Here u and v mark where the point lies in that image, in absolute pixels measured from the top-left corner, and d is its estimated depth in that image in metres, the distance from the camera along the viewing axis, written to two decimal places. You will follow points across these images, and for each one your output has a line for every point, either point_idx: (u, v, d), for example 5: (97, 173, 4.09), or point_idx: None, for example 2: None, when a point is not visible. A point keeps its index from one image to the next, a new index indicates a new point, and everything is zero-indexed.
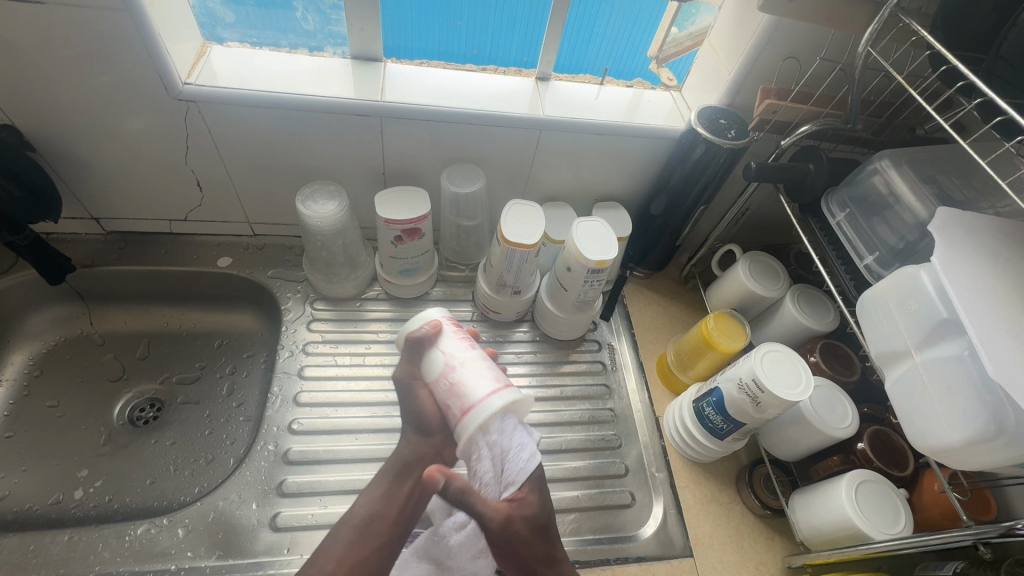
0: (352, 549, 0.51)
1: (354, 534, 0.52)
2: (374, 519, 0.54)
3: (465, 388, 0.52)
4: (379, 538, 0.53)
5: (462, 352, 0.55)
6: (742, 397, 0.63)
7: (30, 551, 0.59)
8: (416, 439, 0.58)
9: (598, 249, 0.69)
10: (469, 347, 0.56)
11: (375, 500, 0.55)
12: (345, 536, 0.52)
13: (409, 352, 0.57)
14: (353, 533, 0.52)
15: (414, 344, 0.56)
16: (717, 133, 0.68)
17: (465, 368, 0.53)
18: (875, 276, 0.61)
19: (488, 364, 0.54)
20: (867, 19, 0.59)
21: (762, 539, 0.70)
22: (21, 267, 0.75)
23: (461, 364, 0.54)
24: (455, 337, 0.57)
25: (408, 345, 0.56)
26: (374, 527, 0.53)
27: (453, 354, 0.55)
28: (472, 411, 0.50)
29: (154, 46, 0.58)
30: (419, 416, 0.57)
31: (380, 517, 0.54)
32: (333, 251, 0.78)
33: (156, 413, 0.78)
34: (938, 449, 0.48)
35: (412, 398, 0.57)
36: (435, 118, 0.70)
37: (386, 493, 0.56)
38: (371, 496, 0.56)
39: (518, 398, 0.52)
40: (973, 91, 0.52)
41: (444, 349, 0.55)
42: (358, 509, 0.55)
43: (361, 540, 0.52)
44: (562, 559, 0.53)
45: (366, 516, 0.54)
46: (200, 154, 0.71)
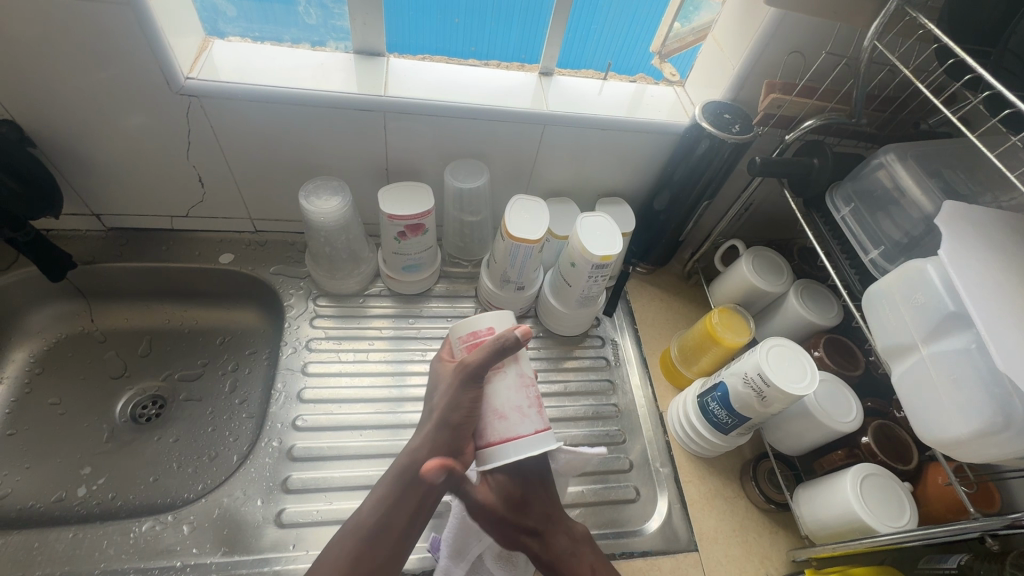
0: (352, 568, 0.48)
1: (357, 549, 0.49)
2: (378, 533, 0.50)
3: (523, 419, 0.54)
4: (386, 551, 0.50)
5: (533, 382, 0.57)
6: (747, 391, 0.63)
7: (35, 548, 0.58)
8: (440, 440, 0.53)
9: (602, 244, 0.69)
10: (531, 372, 0.58)
11: (382, 510, 0.51)
12: (346, 550, 0.49)
13: (496, 349, 0.54)
14: (354, 548, 0.49)
15: (506, 347, 0.54)
16: (722, 128, 0.68)
17: (532, 400, 0.56)
18: (880, 270, 0.61)
19: (540, 402, 0.56)
20: (873, 13, 0.58)
21: (766, 533, 0.70)
22: (21, 264, 0.75)
23: (527, 393, 0.56)
24: (525, 356, 0.58)
25: (501, 346, 0.54)
26: (377, 541, 0.50)
27: (525, 379, 0.57)
28: (519, 442, 0.53)
29: (157, 39, 0.58)
30: (453, 417, 0.54)
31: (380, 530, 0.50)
32: (336, 247, 0.78)
33: (158, 410, 0.78)
34: (945, 442, 0.48)
35: (461, 391, 0.54)
36: (439, 113, 0.69)
37: (395, 501, 0.51)
38: (380, 503, 0.51)
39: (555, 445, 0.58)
40: (980, 85, 0.52)
41: (521, 369, 0.57)
42: (362, 519, 0.51)
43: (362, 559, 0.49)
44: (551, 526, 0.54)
45: (373, 527, 0.50)
46: (202, 150, 0.71)
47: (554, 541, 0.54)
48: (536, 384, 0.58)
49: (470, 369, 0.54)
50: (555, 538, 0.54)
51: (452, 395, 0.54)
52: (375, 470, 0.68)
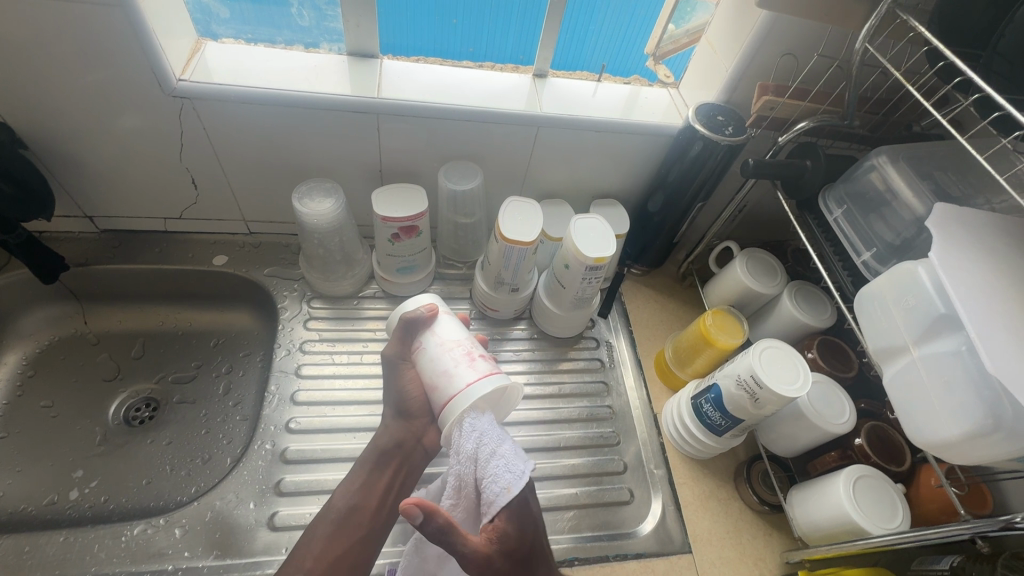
0: (331, 543, 0.53)
1: (331, 529, 0.54)
2: (353, 511, 0.55)
3: (452, 375, 0.55)
4: (361, 529, 0.55)
5: (455, 340, 0.59)
6: (740, 393, 0.63)
7: (26, 552, 0.58)
8: (397, 424, 0.60)
9: (596, 246, 0.69)
10: (460, 333, 0.60)
11: (353, 493, 0.56)
12: (323, 530, 0.54)
13: (402, 330, 0.60)
14: (332, 527, 0.54)
15: (410, 323, 0.60)
16: (715, 130, 0.68)
17: (457, 355, 0.57)
18: (872, 272, 0.61)
19: (477, 354, 0.58)
20: (865, 15, 0.59)
21: (761, 534, 0.70)
22: (14, 266, 0.74)
23: (451, 352, 0.57)
24: (450, 322, 0.61)
25: (404, 324, 0.60)
26: (353, 518, 0.55)
27: (447, 341, 0.59)
28: (460, 396, 0.54)
29: (148, 41, 0.57)
30: (402, 397, 0.60)
31: (360, 508, 0.55)
32: (330, 249, 0.78)
33: (152, 412, 0.78)
34: (937, 444, 0.48)
35: (398, 376, 0.61)
36: (433, 115, 0.69)
37: (365, 483, 0.57)
38: (350, 487, 0.57)
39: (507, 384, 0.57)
40: (971, 87, 0.53)
41: (438, 334, 0.59)
42: (335, 502, 0.56)
43: (340, 534, 0.54)
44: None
45: (343, 508, 0.55)
46: (195, 152, 0.71)
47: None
48: (462, 341, 0.59)
49: (392, 358, 0.61)
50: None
51: (391, 383, 0.61)
52: None
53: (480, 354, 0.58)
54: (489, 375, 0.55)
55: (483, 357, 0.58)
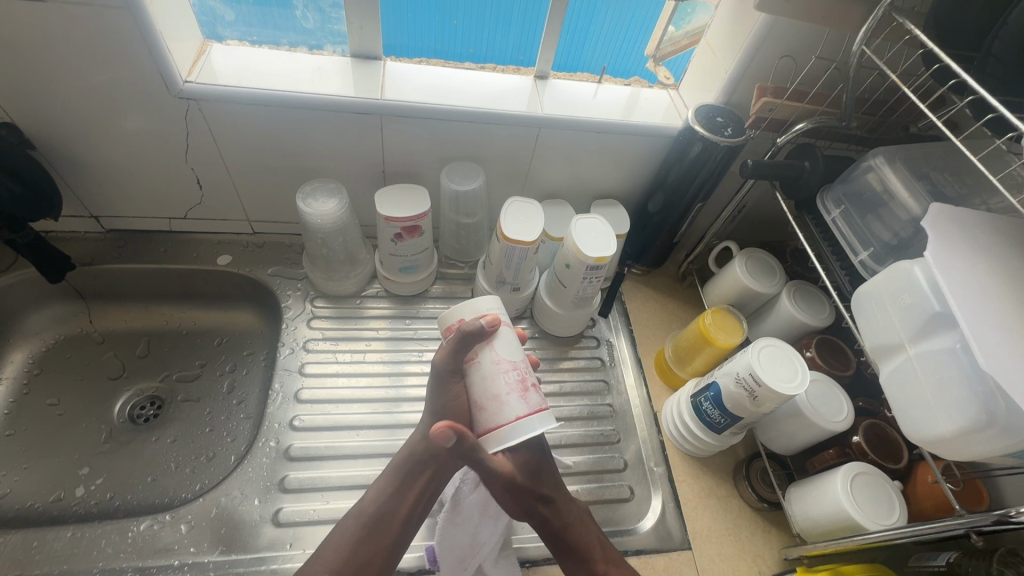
0: (358, 548, 0.54)
1: (361, 534, 0.54)
2: (383, 518, 0.56)
3: (501, 404, 0.54)
4: (389, 536, 0.55)
5: (510, 363, 0.56)
6: (739, 391, 0.64)
7: (34, 548, 0.59)
8: (435, 437, 0.59)
9: (597, 246, 0.70)
10: (516, 355, 0.57)
11: (386, 498, 0.57)
12: (352, 534, 0.54)
13: (458, 343, 0.55)
14: (360, 533, 0.55)
15: (467, 337, 0.55)
16: (714, 131, 0.69)
17: (512, 384, 0.55)
18: (869, 271, 0.62)
19: (528, 384, 0.56)
20: (862, 18, 0.59)
21: (759, 531, 0.71)
22: (21, 265, 0.75)
23: (504, 377, 0.55)
24: (508, 339, 0.57)
25: (461, 337, 0.55)
26: (382, 525, 0.55)
27: (504, 364, 0.56)
28: (506, 431, 0.53)
29: (155, 43, 0.58)
30: (444, 413, 0.58)
31: (389, 515, 0.56)
32: (334, 249, 0.79)
33: (156, 410, 0.79)
34: (932, 440, 0.49)
35: (445, 389, 0.58)
36: (435, 116, 0.70)
37: (397, 490, 0.57)
38: (383, 492, 0.57)
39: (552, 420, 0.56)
40: (966, 89, 0.53)
41: (495, 352, 0.56)
42: (367, 505, 0.56)
43: (369, 542, 0.54)
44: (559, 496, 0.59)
45: (375, 513, 0.56)
46: (200, 152, 0.72)
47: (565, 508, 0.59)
48: (518, 365, 0.56)
49: (442, 369, 0.57)
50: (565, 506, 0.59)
51: (435, 394, 0.58)
52: (371, 470, 0.69)
53: (533, 385, 0.56)
54: (540, 412, 0.55)
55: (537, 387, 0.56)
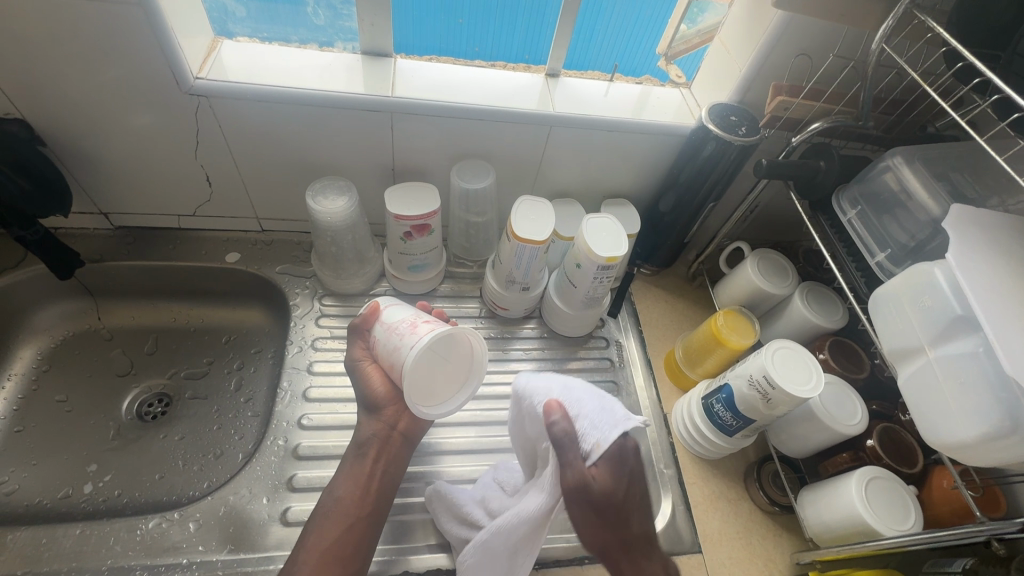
0: (323, 534, 0.56)
1: (323, 521, 0.57)
2: (340, 502, 0.58)
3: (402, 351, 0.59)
4: (349, 516, 0.58)
5: (397, 319, 0.62)
6: (753, 393, 0.63)
7: (43, 545, 0.59)
8: (369, 419, 0.64)
9: (608, 245, 0.69)
10: (403, 310, 0.62)
11: (337, 485, 0.60)
12: (316, 523, 0.57)
13: (355, 332, 0.65)
14: (325, 518, 0.57)
15: (356, 326, 0.64)
16: (728, 130, 0.68)
17: (403, 332, 0.60)
18: (886, 273, 0.61)
19: (421, 322, 0.60)
20: (881, 16, 0.59)
21: (770, 535, 0.70)
22: (30, 262, 0.75)
23: (397, 331, 0.60)
24: (392, 305, 0.63)
25: (352, 330, 0.64)
26: (341, 509, 0.58)
27: (394, 321, 0.61)
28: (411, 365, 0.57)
29: (167, 40, 0.58)
30: (368, 394, 0.64)
31: (346, 499, 0.59)
32: (342, 247, 0.78)
33: (164, 408, 0.79)
34: (953, 445, 0.48)
35: (362, 378, 0.65)
36: (446, 114, 0.70)
37: (347, 474, 0.61)
38: (336, 481, 0.60)
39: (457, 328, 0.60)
40: (989, 89, 0.52)
41: (383, 321, 0.62)
42: (324, 497, 0.59)
43: (331, 522, 0.57)
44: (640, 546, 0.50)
45: (330, 501, 0.59)
46: (210, 149, 0.71)
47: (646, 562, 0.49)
48: (405, 317, 0.62)
49: (353, 364, 0.65)
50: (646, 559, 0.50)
51: (358, 386, 0.65)
52: None
53: (424, 320, 0.60)
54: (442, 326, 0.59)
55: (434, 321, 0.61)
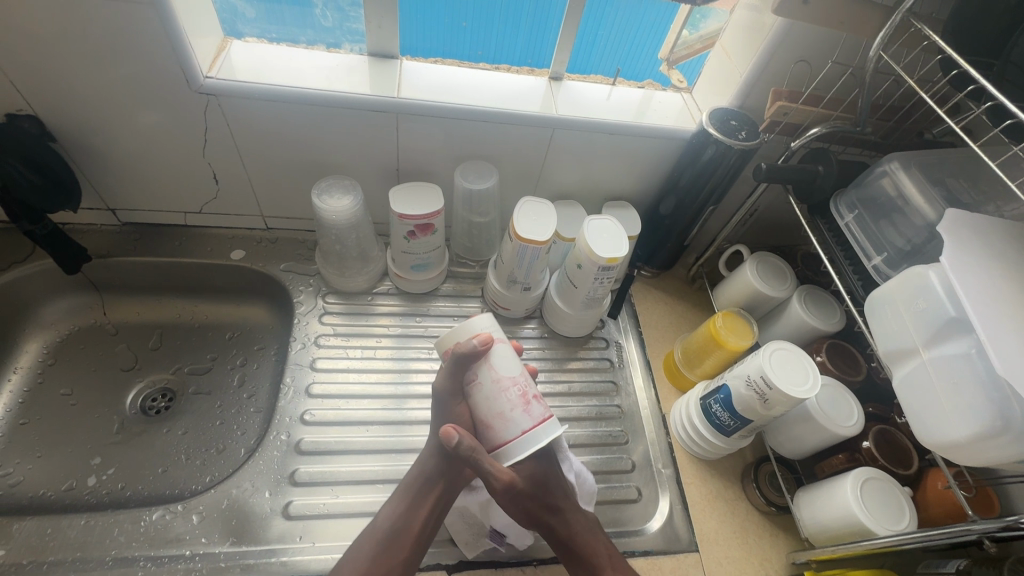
0: (376, 563, 0.55)
1: (379, 548, 0.56)
2: (398, 533, 0.57)
3: (507, 422, 0.55)
4: (405, 551, 0.57)
5: (510, 379, 0.56)
6: (750, 394, 0.64)
7: (48, 534, 0.59)
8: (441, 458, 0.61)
9: (609, 246, 0.70)
10: (515, 368, 0.57)
11: (399, 516, 0.58)
12: (367, 552, 0.56)
13: (455, 364, 0.57)
14: (376, 547, 0.56)
15: (468, 356, 0.55)
16: (729, 134, 0.69)
17: (514, 401, 0.55)
18: (882, 276, 0.62)
19: (533, 397, 0.56)
20: (879, 24, 0.60)
21: (766, 535, 0.71)
22: (38, 256, 0.76)
23: (506, 394, 0.55)
24: (504, 355, 0.57)
25: (461, 358, 0.56)
26: (398, 540, 0.57)
27: (506, 377, 0.56)
28: (515, 446, 0.55)
29: (178, 39, 0.59)
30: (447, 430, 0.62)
31: (403, 531, 0.57)
32: (347, 245, 0.79)
33: (168, 402, 0.79)
34: (945, 444, 0.49)
35: (448, 410, 0.61)
36: (451, 114, 0.71)
37: (408, 509, 0.59)
38: (396, 510, 0.59)
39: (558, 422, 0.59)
40: (983, 96, 0.54)
41: (493, 369, 0.56)
42: (380, 522, 0.58)
43: (386, 554, 0.56)
44: (567, 505, 0.60)
45: (390, 530, 0.57)
46: (218, 147, 0.72)
47: (572, 516, 0.60)
48: (518, 379, 0.57)
49: (443, 391, 0.59)
50: (573, 515, 0.60)
51: (440, 416, 0.61)
52: (381, 465, 0.69)
53: (535, 396, 0.56)
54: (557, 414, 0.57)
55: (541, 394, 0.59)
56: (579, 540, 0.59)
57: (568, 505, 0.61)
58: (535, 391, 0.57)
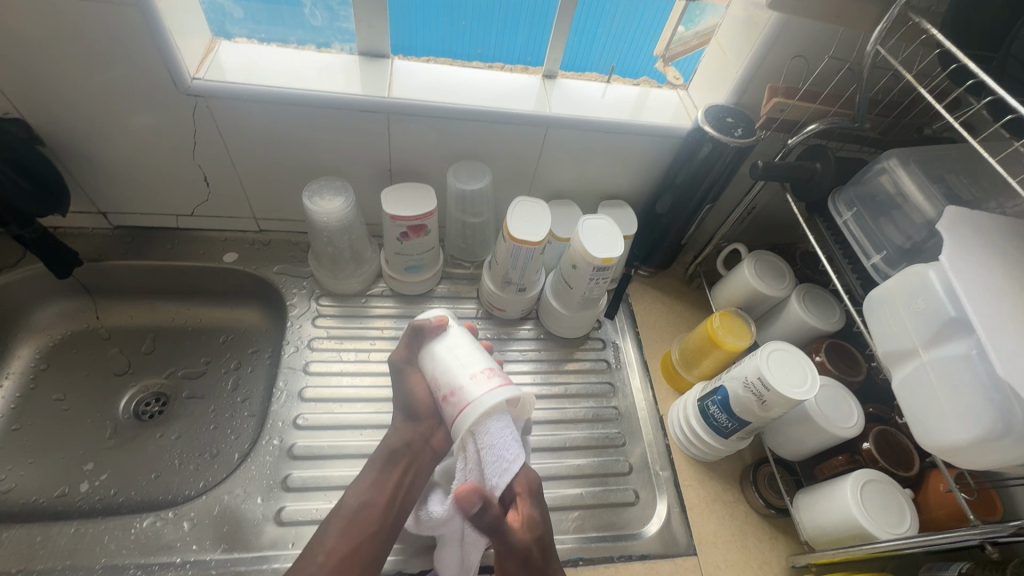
0: (341, 538, 0.53)
1: (346, 524, 0.54)
2: (363, 509, 0.55)
3: (459, 391, 0.54)
4: (373, 524, 0.55)
5: (461, 348, 0.57)
6: (748, 395, 0.63)
7: (37, 542, 0.59)
8: (406, 426, 0.60)
9: (604, 246, 0.69)
10: (466, 339, 0.58)
11: (364, 491, 0.56)
12: (334, 528, 0.54)
13: (412, 338, 0.60)
14: (343, 524, 0.54)
15: (416, 332, 0.59)
16: (724, 131, 0.68)
17: (464, 372, 0.55)
18: (882, 276, 0.61)
19: (487, 366, 0.55)
20: (877, 18, 0.59)
21: (766, 538, 0.70)
22: (29, 261, 0.76)
23: (456, 365, 0.55)
24: (461, 330, 0.59)
25: (412, 331, 0.60)
26: (364, 515, 0.55)
27: (443, 357, 0.57)
28: (467, 413, 0.52)
29: (164, 40, 0.58)
30: (408, 400, 0.60)
31: (369, 505, 0.56)
32: (339, 247, 0.78)
33: (161, 407, 0.79)
34: (946, 448, 0.48)
35: (405, 381, 0.61)
36: (443, 114, 0.70)
37: (374, 482, 0.57)
38: (362, 486, 0.57)
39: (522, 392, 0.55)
40: (983, 90, 0.53)
41: (445, 344, 0.58)
42: (347, 499, 0.56)
43: (353, 530, 0.54)
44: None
45: (355, 505, 0.55)
46: (208, 149, 0.71)
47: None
48: (471, 350, 0.57)
49: (397, 364, 0.61)
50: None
51: (399, 387, 0.61)
52: None
53: (489, 367, 0.55)
54: (490, 394, 0.52)
55: (495, 369, 0.55)
56: None
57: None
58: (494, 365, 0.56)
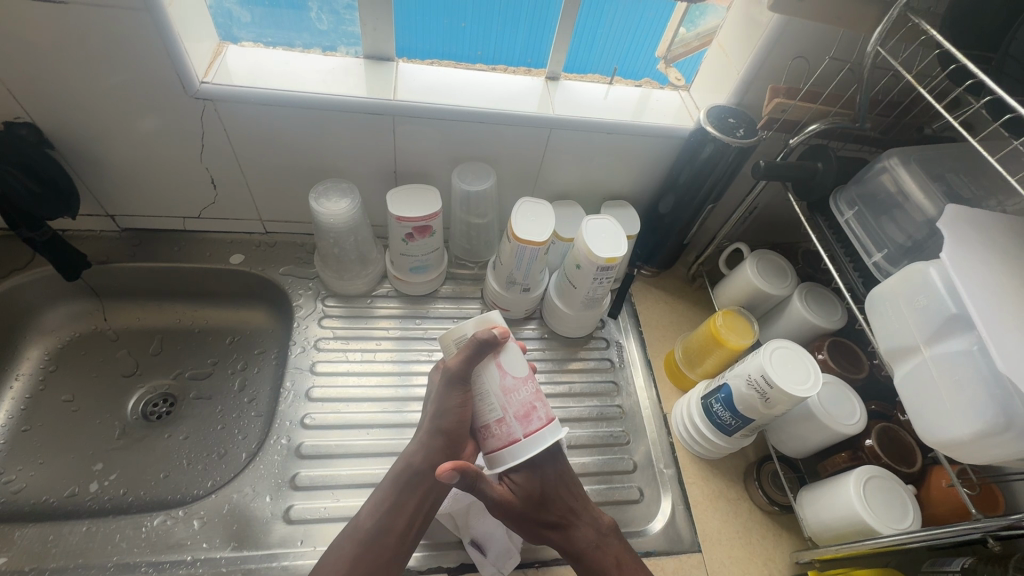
0: (357, 564, 0.54)
1: (361, 550, 0.55)
2: (380, 534, 0.56)
3: (506, 428, 0.57)
4: (389, 550, 0.56)
5: (517, 380, 0.58)
6: (751, 393, 0.64)
7: (50, 541, 0.60)
8: (432, 446, 0.59)
9: (607, 246, 0.70)
10: (517, 368, 0.59)
11: (381, 515, 0.57)
12: (348, 553, 0.55)
13: (472, 351, 0.57)
14: (358, 549, 0.55)
15: (481, 346, 0.57)
16: (727, 132, 0.69)
17: (515, 410, 0.57)
18: (883, 273, 0.61)
19: (538, 402, 0.58)
20: (877, 18, 0.59)
21: (770, 535, 0.70)
22: (38, 263, 0.76)
23: (509, 400, 0.57)
24: (515, 354, 0.59)
25: (475, 346, 0.57)
26: (380, 540, 0.56)
27: (494, 384, 0.58)
28: (512, 453, 0.56)
29: (173, 45, 0.59)
30: (442, 419, 0.59)
31: (386, 531, 0.56)
32: (345, 248, 0.79)
33: (169, 407, 0.79)
34: (948, 443, 0.49)
35: (448, 397, 0.59)
36: (447, 116, 0.71)
37: (392, 507, 0.58)
38: (380, 508, 0.58)
39: (563, 435, 0.58)
40: (983, 90, 0.53)
41: (501, 369, 0.58)
42: (363, 522, 0.57)
43: (367, 557, 0.55)
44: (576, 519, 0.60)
45: (372, 530, 0.56)
46: (215, 151, 0.72)
47: (577, 532, 0.59)
48: (523, 381, 0.58)
49: (451, 373, 0.58)
50: (579, 531, 0.60)
51: (439, 401, 0.59)
52: (382, 468, 0.69)
53: (537, 407, 0.58)
54: (536, 440, 0.56)
55: (542, 407, 0.58)
56: (588, 558, 0.58)
57: (572, 522, 0.60)
58: (540, 396, 0.59)
